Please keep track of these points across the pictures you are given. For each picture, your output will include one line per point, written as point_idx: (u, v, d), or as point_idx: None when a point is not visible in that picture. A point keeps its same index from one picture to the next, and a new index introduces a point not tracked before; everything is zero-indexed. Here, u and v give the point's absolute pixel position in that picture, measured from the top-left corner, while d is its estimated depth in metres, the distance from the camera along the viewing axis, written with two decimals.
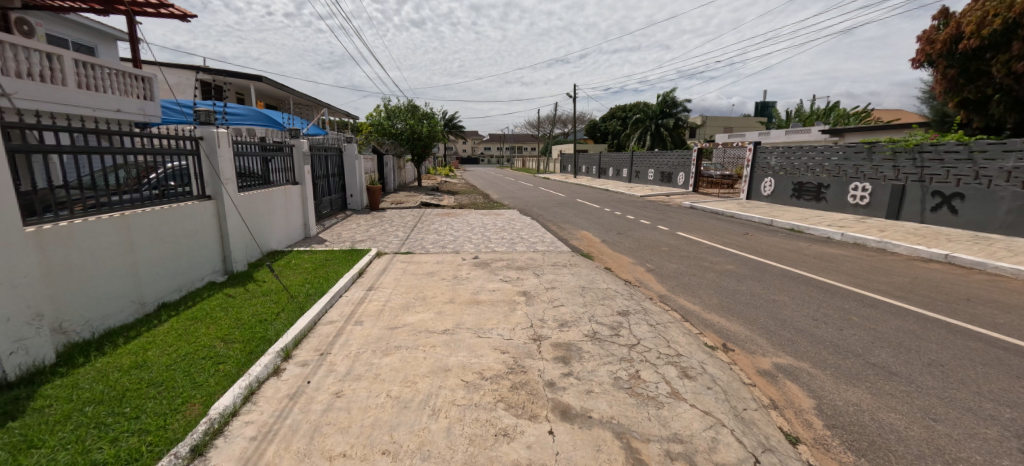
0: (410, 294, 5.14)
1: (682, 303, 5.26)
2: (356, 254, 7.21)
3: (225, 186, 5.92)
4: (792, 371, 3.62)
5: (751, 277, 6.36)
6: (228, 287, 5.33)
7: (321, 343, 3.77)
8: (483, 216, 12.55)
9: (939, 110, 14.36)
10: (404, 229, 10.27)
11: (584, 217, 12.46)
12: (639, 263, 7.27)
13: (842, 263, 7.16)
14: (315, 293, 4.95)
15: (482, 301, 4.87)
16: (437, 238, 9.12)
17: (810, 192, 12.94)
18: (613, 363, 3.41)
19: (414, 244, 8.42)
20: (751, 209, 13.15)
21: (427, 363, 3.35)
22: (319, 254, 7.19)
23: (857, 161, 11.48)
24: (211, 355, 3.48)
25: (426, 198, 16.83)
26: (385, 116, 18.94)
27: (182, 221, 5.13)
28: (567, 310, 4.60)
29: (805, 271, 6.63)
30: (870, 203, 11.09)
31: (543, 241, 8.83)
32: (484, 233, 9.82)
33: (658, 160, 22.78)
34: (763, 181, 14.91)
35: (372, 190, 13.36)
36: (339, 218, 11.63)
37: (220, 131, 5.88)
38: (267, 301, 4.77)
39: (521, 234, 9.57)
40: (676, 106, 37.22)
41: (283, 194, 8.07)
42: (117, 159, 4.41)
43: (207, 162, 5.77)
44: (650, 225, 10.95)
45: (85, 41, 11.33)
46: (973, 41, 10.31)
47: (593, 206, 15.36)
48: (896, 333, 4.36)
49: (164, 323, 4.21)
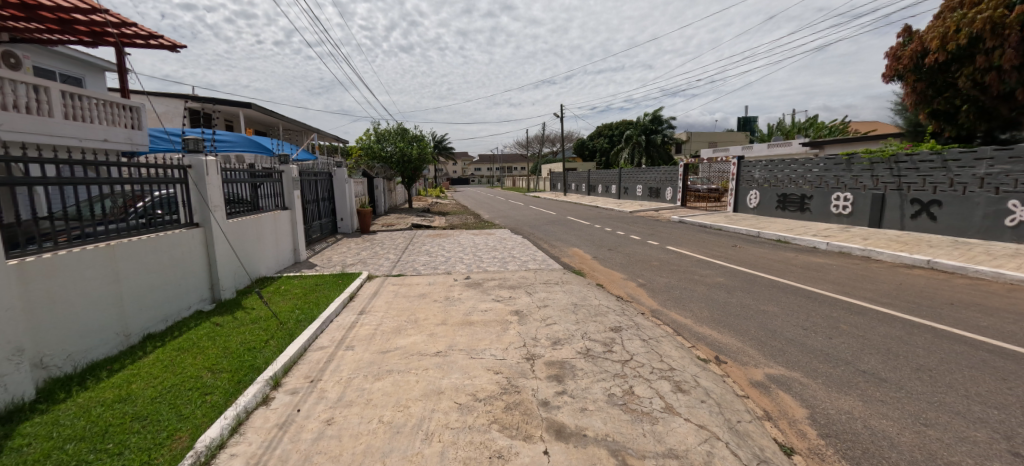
0: (402, 317, 5.10)
1: (674, 317, 5.29)
2: (346, 277, 7.16)
3: (214, 213, 5.90)
4: (785, 381, 3.65)
5: (741, 288, 6.42)
6: (216, 316, 5.25)
7: (311, 369, 3.71)
8: (474, 237, 12.59)
9: (912, 120, 14.93)
10: (396, 251, 10.24)
11: (575, 234, 12.58)
12: (631, 278, 7.32)
13: (828, 272, 7.28)
14: (305, 319, 4.89)
15: (475, 322, 4.84)
16: (429, 259, 9.10)
17: (794, 203, 13.19)
18: (607, 380, 3.40)
19: (405, 266, 8.36)
20: (738, 222, 13.35)
21: (420, 386, 3.32)
22: (309, 279, 7.11)
23: (837, 172, 11.80)
24: (199, 386, 3.41)
25: (417, 220, 16.83)
26: (375, 140, 19.14)
27: (169, 250, 5.08)
28: (560, 328, 4.57)
29: (792, 281, 6.74)
30: (852, 212, 11.33)
31: (534, 259, 8.86)
32: (476, 253, 9.83)
33: (646, 175, 23.16)
34: (749, 194, 15.20)
35: (362, 214, 13.38)
36: (330, 242, 11.56)
37: (209, 159, 5.89)
38: (256, 328, 4.69)
39: (512, 253, 9.61)
40: (662, 123, 38.26)
41: (272, 220, 8.04)
42: (102, 189, 4.39)
43: (195, 189, 5.76)
44: (640, 241, 11.04)
45: (73, 72, 11.37)
46: (939, 55, 10.76)
47: (583, 223, 15.51)
48: (884, 339, 4.42)
49: (149, 355, 4.12)
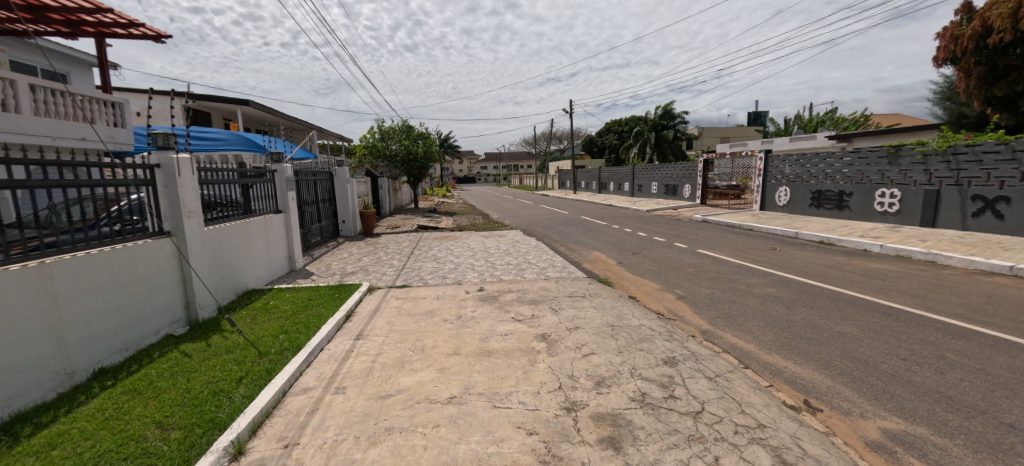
0: (406, 343, 4.23)
1: (734, 342, 4.38)
2: (344, 290, 6.30)
3: (188, 219, 5.06)
4: (914, 443, 2.73)
5: (802, 302, 5.49)
6: (186, 343, 4.41)
7: (288, 426, 2.86)
8: (485, 239, 11.73)
9: (956, 111, 14.03)
10: (401, 257, 9.40)
11: (593, 236, 11.69)
12: (667, 289, 6.41)
13: (896, 281, 6.31)
14: (290, 349, 4.04)
15: (494, 352, 3.96)
16: (436, 266, 8.23)
17: (830, 200, 12.14)
18: (681, 448, 2.50)
19: (410, 275, 7.50)
20: (769, 221, 12.34)
21: (428, 457, 2.45)
22: (302, 293, 6.25)
23: (881, 166, 10.75)
24: (137, 453, 2.58)
25: (423, 221, 16.00)
26: (380, 138, 18.40)
27: (127, 265, 4.25)
28: (601, 361, 3.67)
29: (859, 292, 5.78)
30: (900, 210, 10.29)
31: (553, 266, 7.97)
32: (488, 258, 8.97)
33: (661, 172, 22.18)
34: (778, 191, 14.13)
35: (365, 215, 12.56)
36: (330, 246, 10.74)
37: (182, 157, 5.01)
38: (229, 362, 3.85)
39: (528, 258, 8.73)
40: (674, 118, 37.11)
41: (263, 225, 7.25)
42: (39, 195, 3.56)
43: (166, 192, 4.91)
44: (666, 243, 10.11)
45: (57, 68, 10.67)
46: (1005, 35, 9.56)
47: (599, 223, 14.60)
48: (1014, 376, 3.48)
49: (91, 401, 3.30)
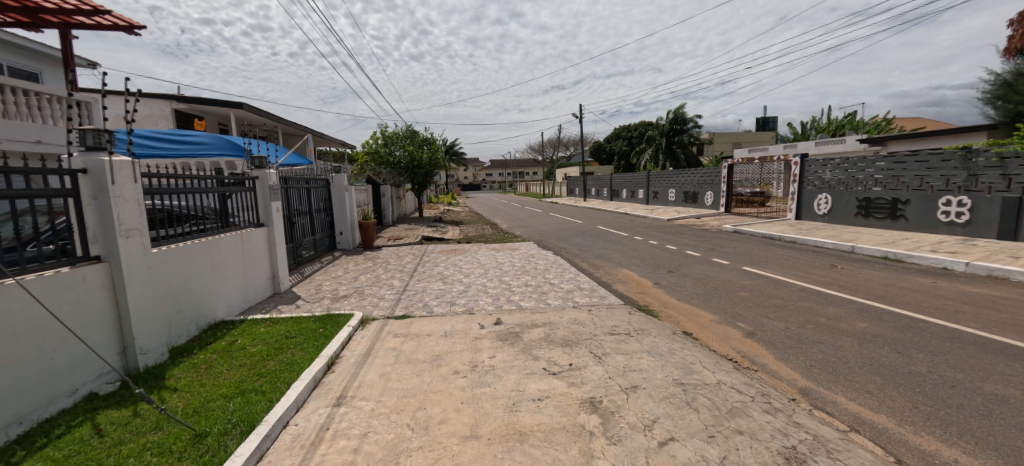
0: (403, 416, 3.04)
1: (858, 413, 3.15)
2: (332, 324, 5.14)
3: (127, 239, 3.94)
4: None
5: (915, 346, 4.26)
6: (107, 411, 3.25)
7: None
8: (496, 253, 10.56)
9: (1014, 110, 12.83)
10: (403, 275, 8.26)
11: (617, 250, 10.49)
12: (727, 322, 5.21)
13: (1017, 312, 5.06)
14: (239, 430, 2.86)
15: (529, 434, 2.77)
16: (443, 288, 7.08)
17: (882, 209, 10.89)
18: None
19: (412, 300, 6.35)
20: (812, 232, 11.10)
21: None
22: (280, 328, 5.09)
23: (946, 170, 9.48)
24: None
25: (428, 231, 14.87)
26: (383, 143, 17.41)
27: (21, 307, 3.09)
28: (692, 458, 2.47)
29: (983, 331, 4.55)
30: (971, 221, 9.03)
31: (580, 288, 6.78)
32: (502, 277, 7.79)
33: (680, 179, 20.99)
34: (817, 198, 12.88)
35: (365, 227, 11.47)
36: (324, 262, 9.62)
37: (120, 161, 3.90)
38: (148, 453, 2.67)
39: (549, 278, 7.55)
40: (687, 123, 35.91)
41: (238, 241, 6.12)
42: None
43: (95, 205, 3.80)
44: (704, 259, 8.89)
45: (26, 66, 9.70)
46: None
47: (619, 234, 13.40)
48: None
49: None
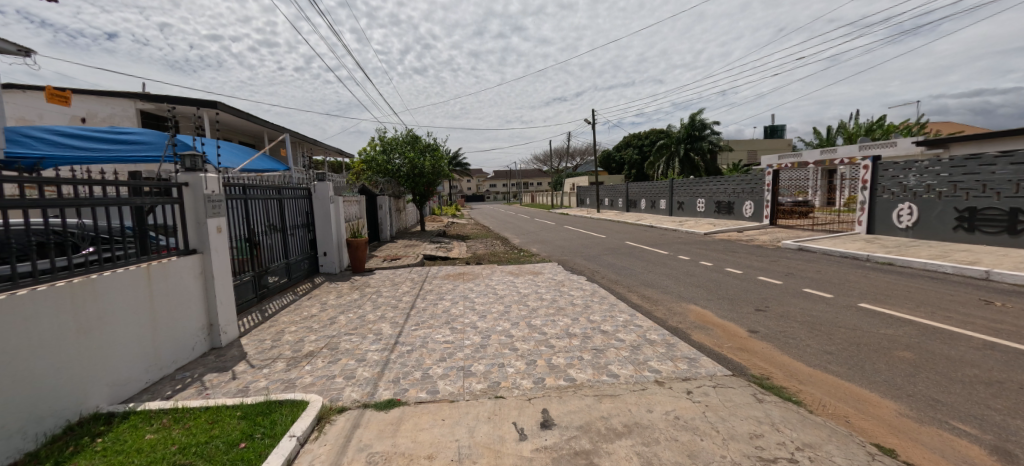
0: None
1: None
2: (265, 429, 3.02)
3: None
4: None
5: None
6: None
7: None
8: (515, 279, 8.45)
9: None
10: (396, 315, 6.16)
11: (667, 274, 8.33)
12: (936, 421, 3.09)
13: None
14: None
15: None
16: (451, 340, 4.96)
17: (994, 221, 8.77)
18: None
19: (406, 365, 4.22)
20: (904, 251, 8.99)
21: None
22: (176, 438, 2.97)
23: None
24: None
25: (431, 249, 12.79)
26: (381, 150, 15.52)
27: None
28: None
29: None
30: None
31: (651, 343, 4.67)
32: (531, 319, 5.68)
33: (710, 187, 18.91)
34: (896, 208, 10.77)
35: (354, 246, 9.42)
36: (299, 293, 7.55)
37: None
38: None
39: (597, 322, 5.43)
40: (705, 129, 33.75)
41: (143, 278, 4.03)
42: None
43: None
44: (793, 289, 6.76)
45: None
46: None
47: (658, 252, 11.29)
48: None
49: None
